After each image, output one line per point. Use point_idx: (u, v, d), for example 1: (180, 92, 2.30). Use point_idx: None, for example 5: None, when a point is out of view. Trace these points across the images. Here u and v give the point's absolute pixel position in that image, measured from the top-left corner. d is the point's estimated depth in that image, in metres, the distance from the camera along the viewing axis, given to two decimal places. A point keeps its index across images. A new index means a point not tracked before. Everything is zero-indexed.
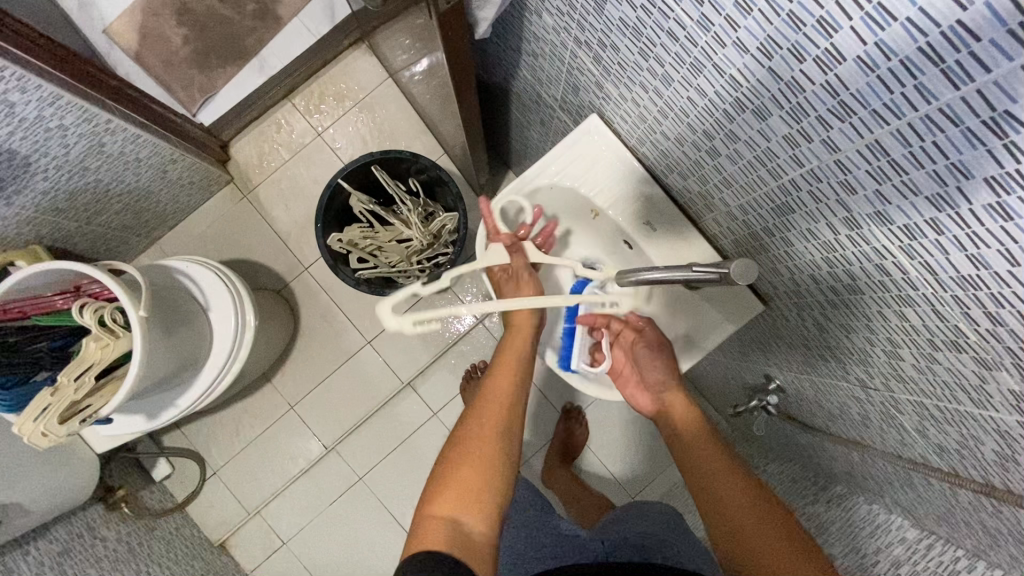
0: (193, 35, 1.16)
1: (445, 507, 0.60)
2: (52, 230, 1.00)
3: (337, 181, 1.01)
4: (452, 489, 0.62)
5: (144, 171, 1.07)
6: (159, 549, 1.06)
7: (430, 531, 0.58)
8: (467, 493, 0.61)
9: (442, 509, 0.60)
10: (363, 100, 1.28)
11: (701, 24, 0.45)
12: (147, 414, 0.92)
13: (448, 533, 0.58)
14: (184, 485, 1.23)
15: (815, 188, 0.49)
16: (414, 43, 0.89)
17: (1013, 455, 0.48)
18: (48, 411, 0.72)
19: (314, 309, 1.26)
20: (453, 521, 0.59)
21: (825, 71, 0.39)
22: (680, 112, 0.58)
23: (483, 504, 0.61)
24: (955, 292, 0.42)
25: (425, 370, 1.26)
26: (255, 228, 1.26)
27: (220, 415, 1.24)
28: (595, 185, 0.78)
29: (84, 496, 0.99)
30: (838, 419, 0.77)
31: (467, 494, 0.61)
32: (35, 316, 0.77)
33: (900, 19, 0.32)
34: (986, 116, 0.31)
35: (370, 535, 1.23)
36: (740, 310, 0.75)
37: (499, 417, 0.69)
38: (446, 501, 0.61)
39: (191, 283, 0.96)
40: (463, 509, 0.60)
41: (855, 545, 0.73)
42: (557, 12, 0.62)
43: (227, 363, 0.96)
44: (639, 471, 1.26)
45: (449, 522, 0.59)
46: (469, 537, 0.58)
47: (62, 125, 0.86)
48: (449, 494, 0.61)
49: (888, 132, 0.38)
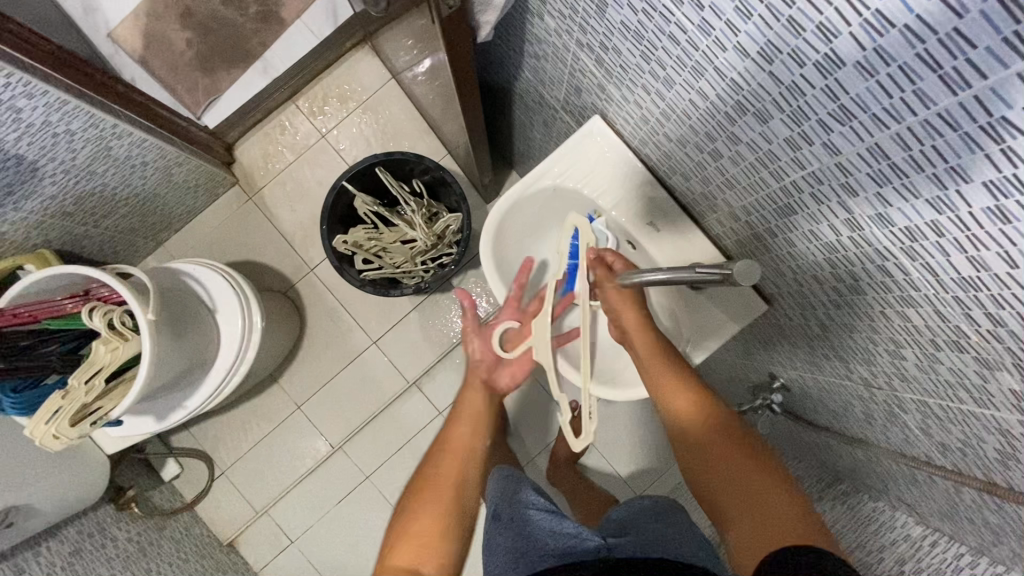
0: (197, 39, 1.17)
1: (405, 557, 0.61)
2: (60, 234, 1.01)
3: (342, 183, 1.02)
4: (411, 538, 0.63)
5: (150, 174, 1.08)
6: (169, 549, 1.07)
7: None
8: (427, 542, 0.63)
9: (402, 561, 0.61)
10: (367, 101, 1.28)
11: (702, 28, 0.46)
12: (156, 415, 0.93)
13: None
14: (192, 485, 1.24)
15: (817, 190, 0.49)
16: (417, 44, 0.89)
17: (1014, 453, 0.48)
18: (59, 413, 0.73)
19: (320, 309, 1.27)
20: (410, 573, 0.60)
21: (825, 76, 0.39)
22: (682, 114, 0.58)
23: (441, 549, 0.62)
24: (957, 294, 0.42)
25: (430, 370, 1.27)
26: (261, 229, 1.27)
27: (228, 415, 1.25)
28: (597, 186, 0.79)
29: (95, 497, 1.00)
30: (843, 417, 0.77)
31: (426, 541, 0.63)
32: (46, 320, 0.77)
33: (898, 25, 0.32)
34: (984, 121, 0.31)
35: (377, 534, 1.24)
36: (744, 310, 0.76)
37: (455, 465, 0.71)
38: (405, 553, 0.62)
39: (198, 286, 0.97)
40: (423, 558, 0.61)
41: (861, 542, 0.73)
42: (559, 15, 0.63)
43: (234, 365, 0.97)
44: (644, 469, 1.26)
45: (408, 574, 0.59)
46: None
47: (69, 130, 0.87)
48: (410, 543, 0.62)
49: (888, 136, 0.38)
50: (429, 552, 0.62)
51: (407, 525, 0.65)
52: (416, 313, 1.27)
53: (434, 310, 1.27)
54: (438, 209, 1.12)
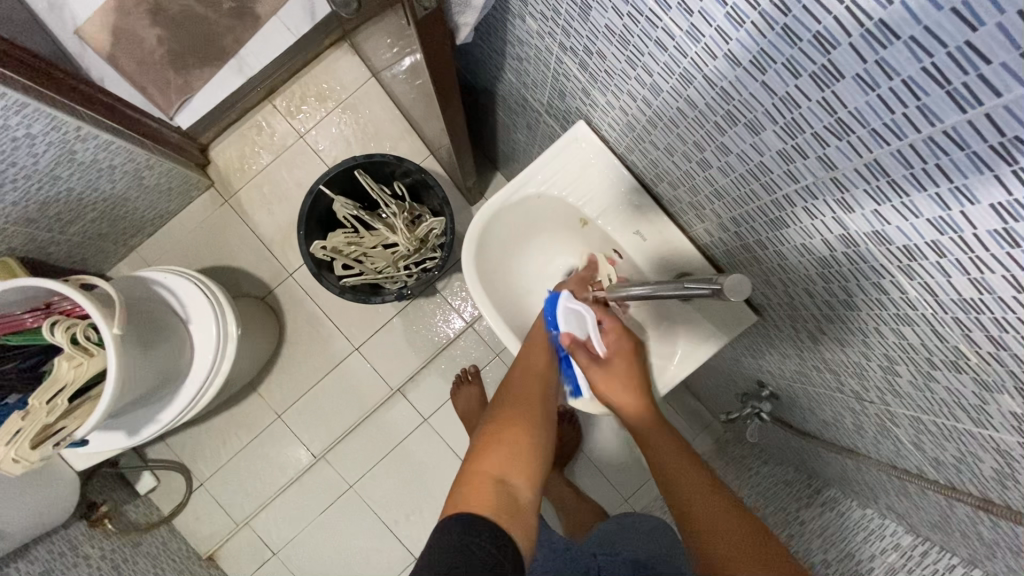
0: (168, 35, 1.11)
1: (494, 468, 0.59)
2: (24, 241, 0.97)
3: (319, 187, 0.99)
4: (498, 453, 0.61)
5: (119, 178, 1.03)
6: (145, 564, 1.04)
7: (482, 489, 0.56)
8: (515, 461, 0.61)
9: (491, 470, 0.59)
10: (346, 100, 1.24)
11: (691, 35, 0.43)
12: (127, 431, 0.90)
13: (499, 493, 0.56)
14: (169, 498, 1.21)
15: (810, 205, 0.47)
16: (395, 43, 0.86)
17: (1013, 473, 0.47)
18: (19, 435, 0.70)
19: (300, 315, 1.23)
20: (502, 483, 0.58)
21: (822, 88, 0.37)
22: (669, 122, 0.56)
23: (529, 473, 0.61)
24: (956, 315, 0.40)
25: (415, 375, 1.24)
26: (237, 233, 1.23)
27: (205, 425, 1.22)
28: (583, 194, 0.77)
29: (65, 513, 0.97)
30: (833, 427, 0.75)
31: (515, 460, 0.61)
32: (5, 335, 0.76)
33: (904, 37, 0.30)
34: (994, 141, 0.29)
35: (361, 543, 1.22)
36: (732, 321, 0.74)
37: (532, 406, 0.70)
38: (495, 463, 0.60)
39: (170, 296, 0.93)
40: (512, 474, 0.59)
41: (849, 550, 0.71)
42: (541, 17, 0.60)
43: (208, 378, 0.93)
44: (632, 473, 1.25)
45: (498, 483, 0.58)
46: (519, 499, 0.57)
47: (29, 133, 0.83)
48: (498, 457, 0.61)
49: (889, 152, 0.36)
50: (519, 470, 0.60)
51: (491, 441, 0.63)
52: (399, 318, 1.24)
53: (418, 314, 1.24)
54: (421, 212, 1.09)
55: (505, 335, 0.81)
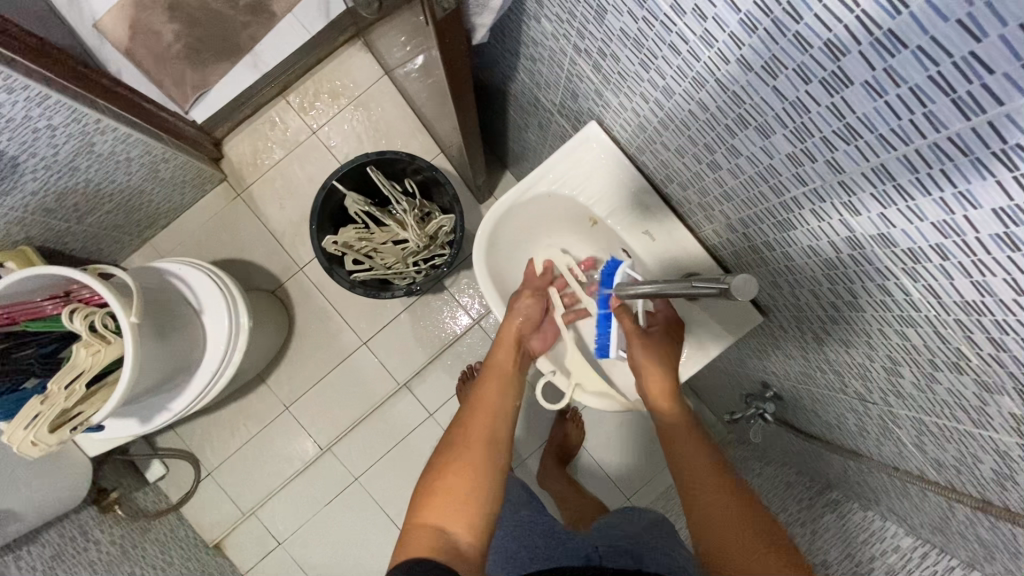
0: (182, 30, 1.12)
1: (433, 516, 0.61)
2: (42, 231, 0.98)
3: (332, 182, 1.00)
4: (439, 495, 0.62)
5: (136, 170, 1.05)
6: (154, 551, 1.06)
7: (419, 540, 0.58)
8: (459, 503, 0.62)
9: (432, 518, 0.61)
10: (359, 98, 1.26)
11: (704, 40, 0.44)
12: (139, 418, 0.92)
13: (435, 541, 0.58)
14: (179, 486, 1.23)
15: (817, 208, 0.48)
16: (410, 42, 0.87)
17: (1012, 475, 0.47)
18: (38, 419, 0.71)
19: (309, 309, 1.25)
20: (442, 531, 0.59)
21: (831, 93, 0.38)
22: (680, 124, 0.57)
23: (473, 515, 0.61)
24: (958, 316, 0.41)
25: (421, 371, 1.26)
26: (250, 227, 1.25)
27: (215, 416, 1.24)
28: (592, 194, 0.78)
29: (81, 496, 0.99)
30: (836, 429, 0.76)
31: (456, 501, 0.62)
32: (25, 321, 0.78)
33: (911, 46, 0.31)
34: (997, 147, 0.30)
35: (364, 535, 1.23)
36: (738, 321, 0.75)
37: (487, 428, 0.70)
38: (434, 510, 0.61)
39: (184, 287, 0.95)
40: (452, 520, 0.60)
41: (849, 552, 0.72)
42: (555, 19, 0.61)
43: (220, 367, 0.95)
44: (634, 471, 1.27)
45: (438, 531, 0.59)
46: (459, 548, 0.58)
47: (51, 124, 0.84)
48: (439, 504, 0.61)
49: (894, 158, 0.37)
50: (460, 511, 0.61)
51: (438, 482, 0.64)
52: (406, 314, 1.26)
53: (425, 310, 1.26)
54: (430, 209, 1.10)
55: (479, 257, 0.84)
